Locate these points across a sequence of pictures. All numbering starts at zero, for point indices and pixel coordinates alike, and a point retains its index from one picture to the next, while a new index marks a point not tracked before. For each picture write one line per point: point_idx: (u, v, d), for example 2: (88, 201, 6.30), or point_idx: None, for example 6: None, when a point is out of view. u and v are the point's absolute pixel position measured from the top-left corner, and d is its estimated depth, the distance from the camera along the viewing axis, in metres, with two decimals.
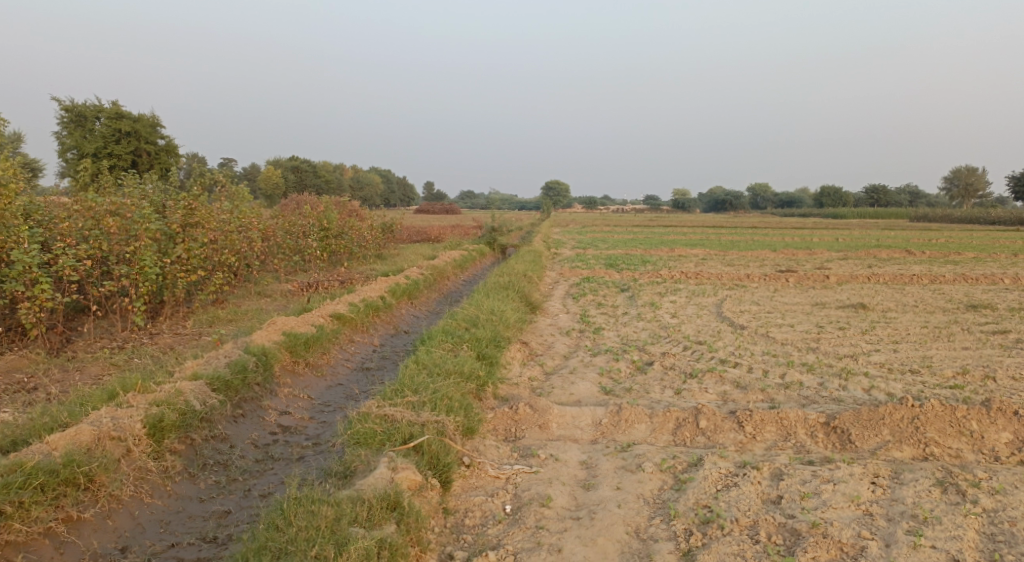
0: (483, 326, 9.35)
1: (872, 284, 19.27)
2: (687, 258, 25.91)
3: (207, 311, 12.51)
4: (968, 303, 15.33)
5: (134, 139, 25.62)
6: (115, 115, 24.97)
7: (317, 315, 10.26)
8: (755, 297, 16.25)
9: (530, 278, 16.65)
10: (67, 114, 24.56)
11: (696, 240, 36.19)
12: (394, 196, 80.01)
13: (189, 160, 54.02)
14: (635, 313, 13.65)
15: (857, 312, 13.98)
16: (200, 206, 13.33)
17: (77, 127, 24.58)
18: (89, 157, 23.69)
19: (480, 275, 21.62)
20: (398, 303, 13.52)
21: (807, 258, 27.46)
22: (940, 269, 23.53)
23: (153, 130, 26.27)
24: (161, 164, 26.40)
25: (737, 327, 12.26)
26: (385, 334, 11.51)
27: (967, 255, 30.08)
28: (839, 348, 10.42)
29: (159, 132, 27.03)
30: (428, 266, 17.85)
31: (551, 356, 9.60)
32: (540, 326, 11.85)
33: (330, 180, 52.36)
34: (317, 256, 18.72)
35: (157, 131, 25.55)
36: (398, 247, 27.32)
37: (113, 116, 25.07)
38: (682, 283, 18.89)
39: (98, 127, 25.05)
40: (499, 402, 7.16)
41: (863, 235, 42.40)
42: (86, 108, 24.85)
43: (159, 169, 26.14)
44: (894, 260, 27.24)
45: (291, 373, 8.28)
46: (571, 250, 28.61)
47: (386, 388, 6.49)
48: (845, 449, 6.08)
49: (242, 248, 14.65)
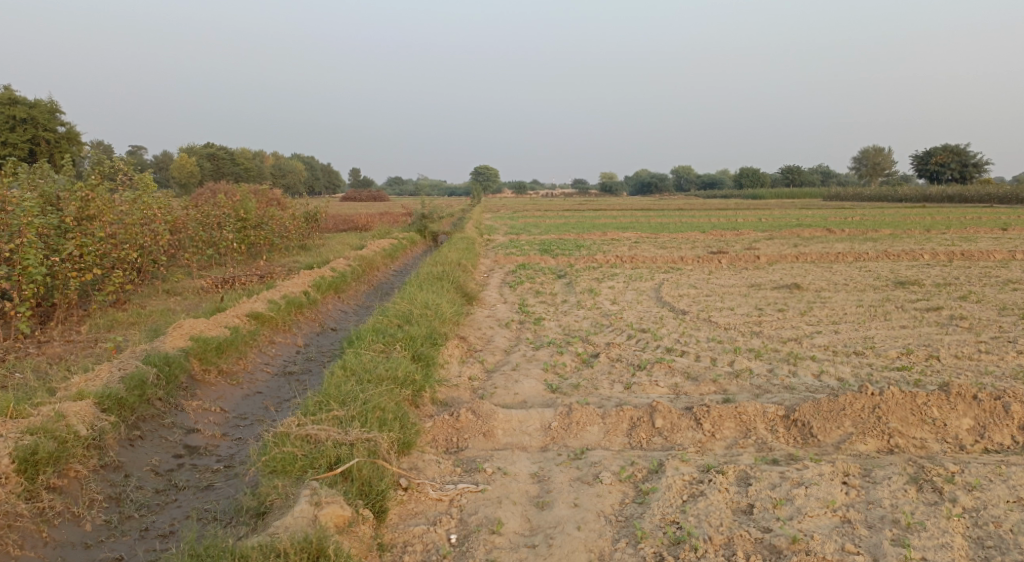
0: (417, 322, 8.67)
1: (802, 263, 19.43)
2: (619, 242, 25.75)
3: (106, 313, 11.42)
4: (896, 280, 15.51)
5: (31, 127, 23.62)
6: (8, 101, 22.99)
7: (232, 315, 9.38)
8: (691, 280, 16.06)
9: (464, 267, 15.99)
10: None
11: (626, 223, 36.28)
12: (319, 184, 77.83)
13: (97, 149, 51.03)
14: (574, 301, 13.20)
15: (793, 292, 13.91)
16: (95, 198, 12.12)
17: None
18: None
19: (411, 264, 20.84)
20: (324, 298, 12.68)
21: (736, 238, 27.68)
22: (862, 247, 24.11)
23: (52, 116, 24.29)
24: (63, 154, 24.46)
25: (678, 312, 11.95)
26: (309, 333, 10.70)
27: (883, 232, 30.99)
28: (783, 332, 10.19)
29: (60, 119, 25.01)
30: (355, 256, 16.96)
31: (491, 352, 9.01)
32: (477, 318, 11.23)
33: (250, 168, 50.19)
34: (234, 249, 17.57)
35: (56, 117, 23.62)
36: (324, 236, 26.19)
37: (5, 102, 23.03)
38: (617, 267, 18.60)
39: None
40: (437, 408, 6.53)
41: (784, 214, 43.47)
42: None
43: (61, 159, 24.16)
44: (817, 238, 27.83)
45: (201, 384, 7.48)
46: (503, 235, 28.07)
47: (309, 399, 5.76)
48: (808, 444, 5.73)
49: (147, 243, 13.51)
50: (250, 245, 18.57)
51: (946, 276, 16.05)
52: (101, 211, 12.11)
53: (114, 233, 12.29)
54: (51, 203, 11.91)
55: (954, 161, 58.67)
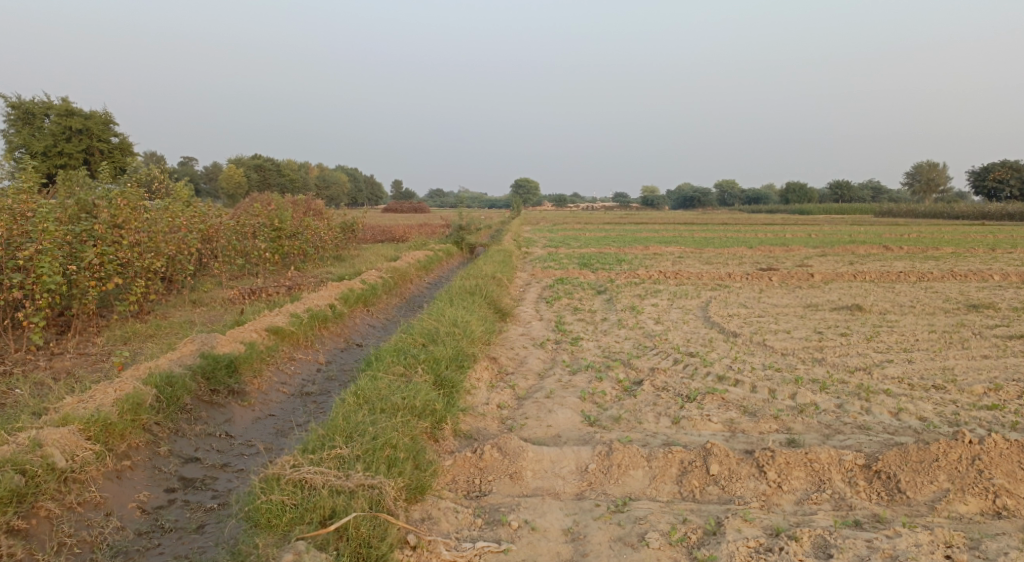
0: (443, 341, 7.96)
1: (859, 282, 18.21)
2: (663, 257, 24.76)
3: (127, 324, 11.02)
4: (967, 303, 14.28)
5: (87, 137, 23.72)
6: (66, 112, 23.20)
7: (249, 331, 8.76)
8: (741, 299, 15.07)
9: (500, 281, 15.30)
10: (15, 112, 22.94)
11: (669, 237, 35.27)
12: (363, 196, 78.48)
13: (150, 160, 52.34)
14: (615, 319, 12.36)
15: (854, 315, 12.84)
16: (120, 205, 11.77)
17: (25, 125, 22.91)
18: (32, 155, 21.85)
19: (446, 277, 20.22)
20: (351, 312, 12.06)
21: (786, 255, 26.46)
22: (922, 266, 22.71)
23: (107, 128, 24.41)
24: (117, 164, 24.47)
25: (728, 334, 11.02)
26: (332, 350, 10.05)
27: (944, 250, 29.34)
28: (848, 360, 9.20)
29: (115, 131, 25.19)
30: (387, 268, 16.38)
31: (523, 376, 8.25)
32: (511, 337, 10.49)
33: (295, 179, 50.52)
34: (266, 259, 17.16)
35: (111, 127, 23.70)
36: (360, 247, 25.80)
37: (62, 112, 23.23)
38: (661, 283, 17.69)
39: (48, 125, 23.30)
40: (460, 443, 5.79)
41: (835, 231, 41.84)
42: (35, 105, 23.11)
43: (115, 170, 24.20)
44: (873, 256, 26.44)
45: (208, 406, 6.85)
46: (542, 249, 27.35)
47: (313, 433, 5.07)
48: (895, 502, 4.85)
49: (176, 253, 13.12)
50: (284, 254, 18.17)
51: (1021, 299, 14.74)
52: (127, 221, 11.77)
53: (142, 242, 11.94)
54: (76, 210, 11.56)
55: (1014, 179, 56.06)
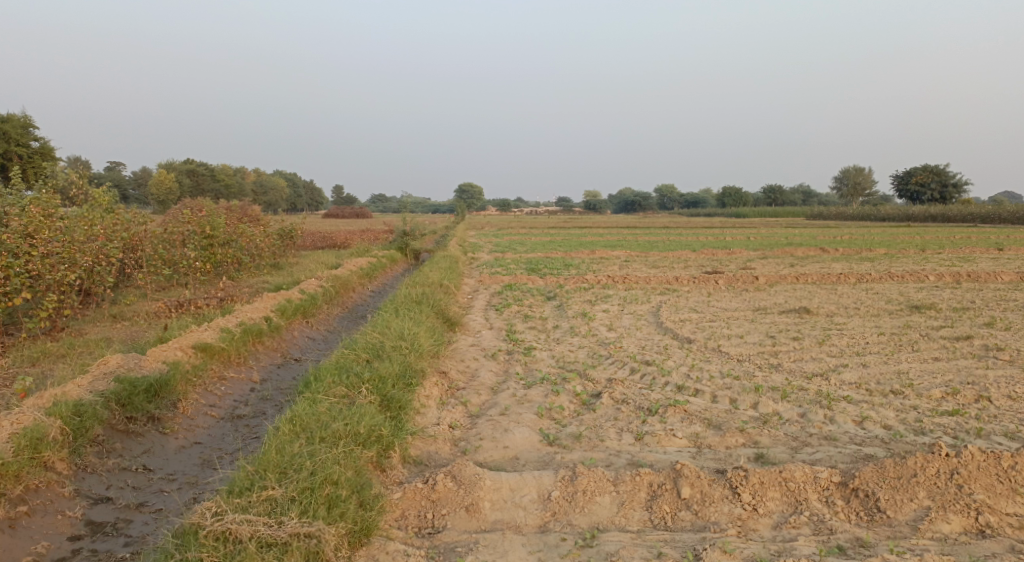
0: (389, 356, 7.43)
1: (803, 285, 18.36)
2: (609, 261, 24.62)
3: (39, 342, 10.10)
4: (909, 303, 14.45)
5: (4, 141, 22.22)
6: None
7: (174, 349, 8.07)
8: (691, 303, 14.93)
9: (446, 288, 14.78)
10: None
11: (614, 241, 35.35)
12: (302, 201, 76.58)
13: (73, 164, 49.85)
14: (567, 327, 12.00)
15: (804, 318, 12.79)
16: (31, 214, 10.83)
17: None
18: None
19: (390, 285, 19.56)
20: (288, 325, 11.37)
21: (729, 258, 26.70)
22: (860, 267, 23.17)
23: (26, 131, 22.94)
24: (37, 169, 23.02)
25: (683, 341, 10.77)
26: (267, 366, 9.40)
27: (877, 251, 30.10)
28: (805, 365, 9.04)
29: (34, 134, 23.70)
30: (328, 276, 15.66)
31: (474, 391, 7.78)
32: (460, 349, 10.00)
33: (231, 184, 48.80)
34: (197, 269, 16.22)
35: (31, 130, 22.27)
36: (299, 254, 24.86)
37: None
38: (610, 288, 17.46)
39: None
40: (409, 472, 5.29)
41: (772, 234, 42.70)
42: None
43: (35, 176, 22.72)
44: (812, 258, 26.91)
45: (124, 436, 6.28)
46: (488, 253, 26.90)
47: (240, 472, 4.54)
48: (876, 523, 4.59)
49: (96, 264, 12.20)
50: (217, 262, 17.22)
51: (959, 300, 15.01)
52: (39, 230, 10.84)
53: (57, 254, 11.03)
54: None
55: (935, 182, 58.45)
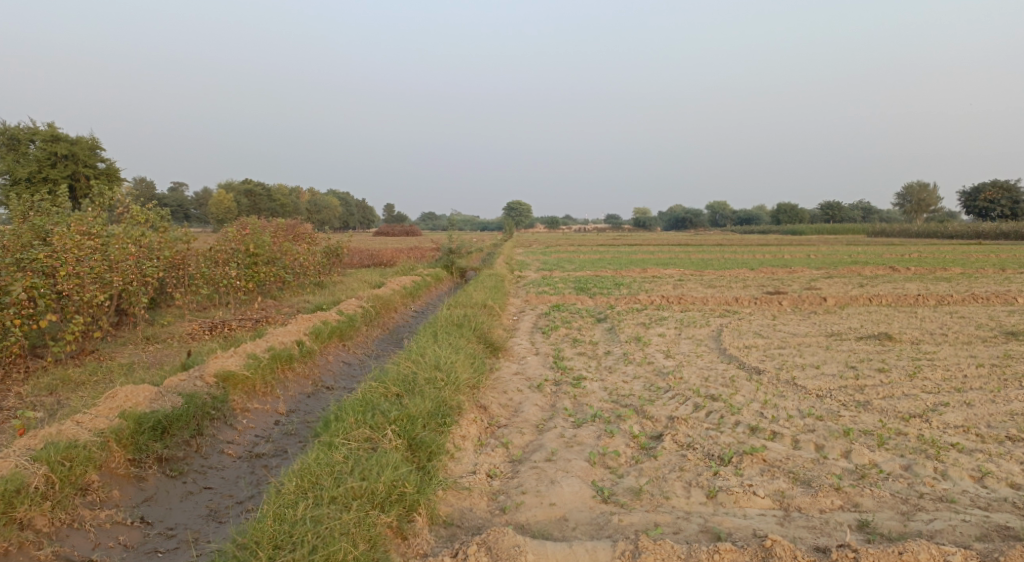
0: (420, 391, 6.59)
1: (877, 307, 16.93)
2: (664, 280, 23.52)
3: (64, 367, 9.60)
4: (1003, 330, 12.97)
5: (72, 163, 22.44)
6: (51, 137, 21.95)
7: (192, 379, 7.39)
8: (755, 326, 13.76)
9: (491, 309, 13.97)
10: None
11: (668, 258, 34.15)
12: (354, 219, 77.18)
13: (137, 185, 51.21)
14: (620, 353, 11.00)
15: (885, 345, 11.53)
16: (69, 234, 10.44)
17: (9, 151, 21.55)
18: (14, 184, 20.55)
19: (434, 305, 18.87)
20: (322, 349, 10.67)
21: (790, 277, 25.20)
22: (936, 287, 21.55)
23: (93, 153, 23.17)
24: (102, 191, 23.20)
25: (750, 371, 9.67)
26: (296, 396, 8.66)
27: (951, 271, 28.09)
28: (898, 404, 7.86)
29: (100, 155, 23.94)
30: (369, 296, 15.03)
31: (517, 430, 6.87)
32: (503, 378, 9.12)
33: (286, 203, 49.32)
34: (238, 288, 15.79)
35: (97, 152, 22.45)
36: (345, 273, 24.45)
37: (47, 138, 21.97)
38: (666, 309, 16.40)
39: (33, 151, 21.99)
40: (436, 539, 4.49)
41: (832, 251, 40.76)
42: (20, 129, 21.81)
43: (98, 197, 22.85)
44: (881, 277, 25.28)
45: (124, 481, 5.63)
46: (537, 272, 26.06)
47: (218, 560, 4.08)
48: None
49: (133, 285, 11.80)
50: (260, 281, 16.74)
51: None
52: (75, 250, 10.43)
53: (91, 273, 10.61)
54: (21, 240, 10.27)
55: (1004, 197, 55.27)
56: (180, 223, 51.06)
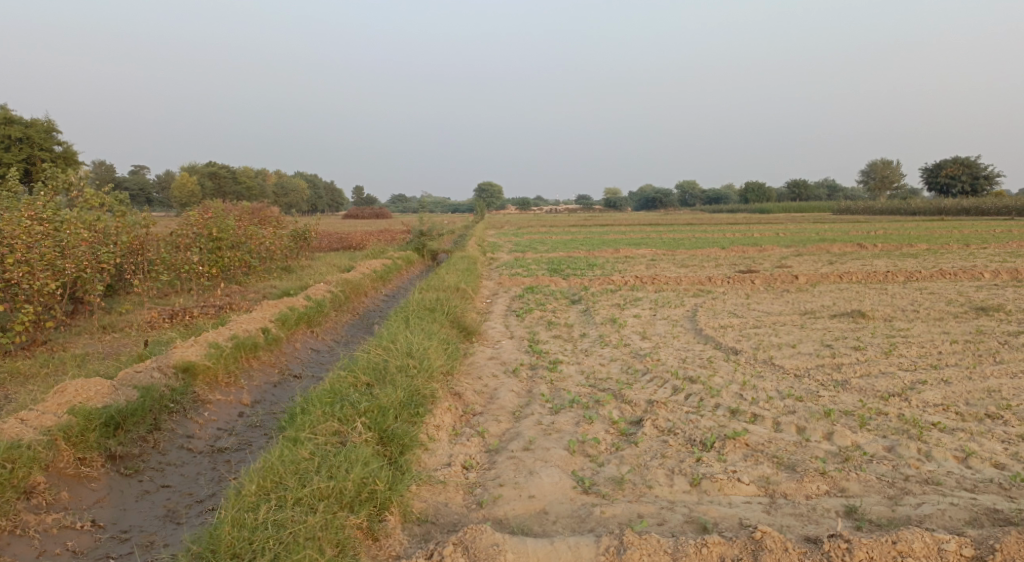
0: (391, 380, 6.33)
1: (848, 284, 16.99)
2: (636, 260, 23.43)
3: (15, 359, 9.13)
4: (973, 305, 13.05)
5: (27, 147, 21.63)
6: (4, 120, 21.10)
7: (150, 371, 7.05)
8: (730, 306, 13.69)
9: (463, 293, 13.70)
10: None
11: (640, 238, 34.10)
12: (323, 201, 76.10)
13: (97, 168, 49.75)
14: (596, 335, 10.82)
15: (860, 323, 11.51)
16: (17, 221, 9.94)
17: None
18: None
19: (405, 289, 18.54)
20: (289, 336, 10.32)
21: (761, 256, 25.29)
22: (905, 263, 21.76)
23: (49, 136, 22.36)
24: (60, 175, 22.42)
25: (727, 351, 9.55)
26: (262, 385, 8.34)
27: (917, 247, 28.42)
28: (876, 383, 7.79)
29: (57, 138, 23.11)
30: (337, 280, 14.65)
31: (493, 418, 6.65)
32: (477, 364, 8.87)
33: (252, 186, 48.31)
34: (201, 274, 15.30)
35: (53, 135, 21.65)
36: (314, 257, 23.95)
37: (0, 121, 21.10)
38: (640, 289, 16.28)
39: None
40: (409, 539, 4.32)
41: (800, 229, 41.10)
42: None
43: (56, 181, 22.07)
44: (850, 254, 25.49)
45: (74, 482, 5.36)
46: (509, 253, 25.81)
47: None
48: None
49: (87, 272, 11.31)
50: (224, 266, 16.23)
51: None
52: (24, 236, 9.93)
53: (43, 260, 10.11)
54: None
55: (965, 174, 56.24)
56: (143, 207, 49.78)
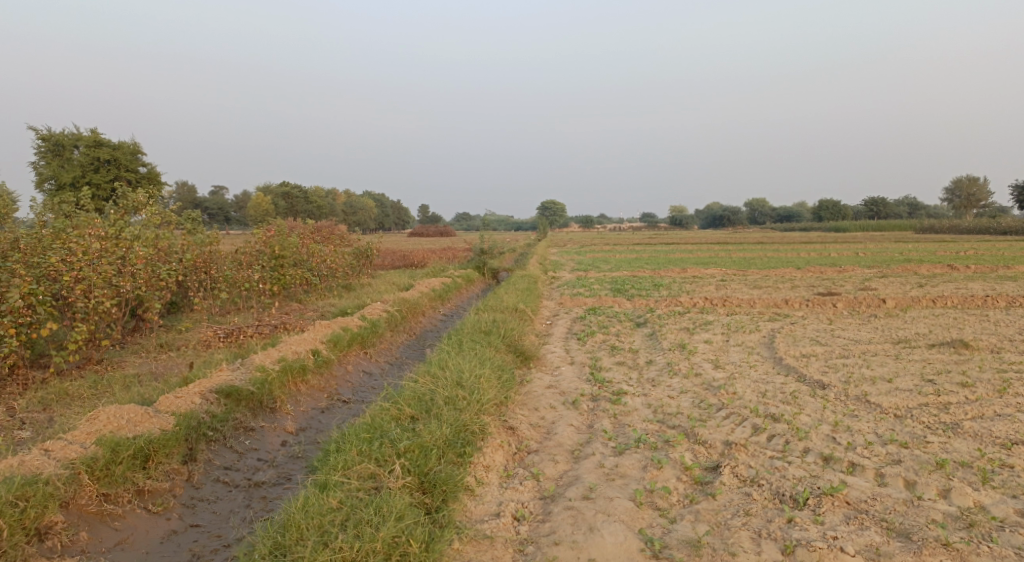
0: (439, 415, 5.76)
1: (942, 310, 15.62)
2: (706, 280, 22.37)
3: (67, 379, 8.96)
4: None
5: (114, 168, 22.22)
6: (95, 143, 21.70)
7: (190, 396, 6.63)
8: (811, 332, 12.64)
9: (523, 314, 13.09)
10: (43, 143, 21.46)
11: (708, 258, 32.91)
12: (390, 220, 77.14)
13: (178, 187, 51.61)
14: (664, 363, 10.01)
15: (963, 354, 10.35)
16: (77, 239, 9.85)
17: (54, 157, 21.33)
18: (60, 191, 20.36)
19: (464, 308, 18.07)
20: (341, 358, 9.88)
21: (841, 277, 23.78)
22: (1003, 287, 20.04)
23: (134, 157, 22.92)
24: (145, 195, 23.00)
25: (813, 385, 8.61)
26: (308, 411, 7.82)
27: (1014, 269, 26.32)
28: (993, 427, 6.77)
29: (141, 158, 23.70)
30: (396, 299, 14.28)
31: (549, 458, 5.97)
32: (535, 393, 8.21)
33: (322, 205, 49.18)
34: (261, 291, 15.17)
35: (139, 157, 22.19)
36: (375, 274, 23.81)
37: (90, 143, 21.77)
38: (711, 312, 15.34)
39: (76, 157, 21.74)
40: None
41: (880, 249, 39.00)
42: (64, 135, 21.52)
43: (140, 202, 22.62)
44: (940, 276, 23.76)
45: (96, 520, 4.98)
46: (572, 272, 25.14)
47: None
48: None
49: (147, 290, 11.17)
50: (286, 284, 16.25)
51: None
52: (83, 254, 9.83)
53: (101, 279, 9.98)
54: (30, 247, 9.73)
55: None
56: (218, 225, 51.28)
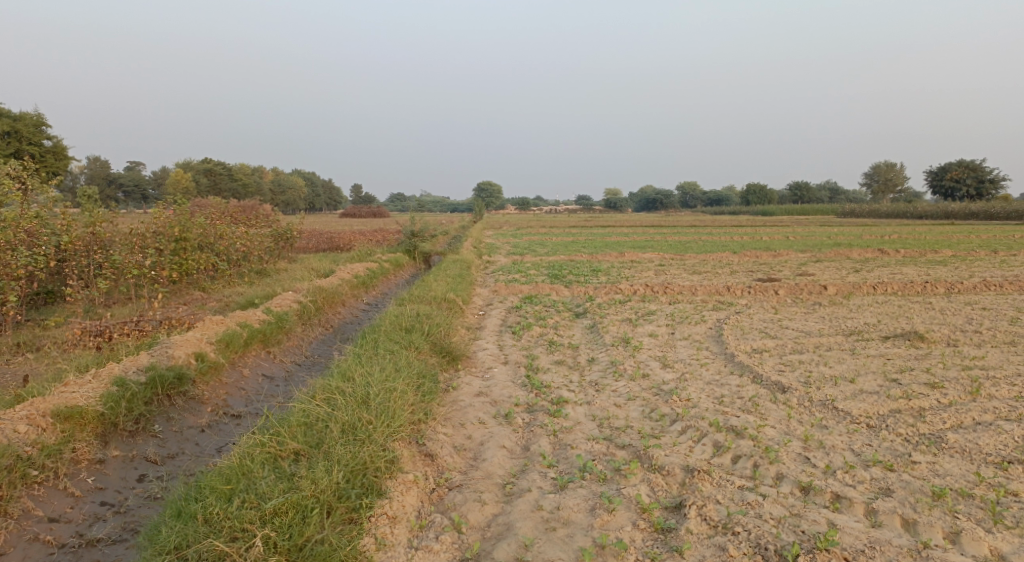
0: (327, 453, 4.64)
1: (885, 297, 15.13)
2: (644, 265, 21.60)
3: None
4: None
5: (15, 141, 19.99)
6: None
7: (12, 424, 5.21)
8: (758, 323, 11.84)
9: (452, 305, 11.87)
10: None
11: (644, 241, 32.31)
12: (321, 200, 74.32)
13: (92, 163, 48.15)
14: (608, 361, 8.96)
15: (921, 349, 9.67)
16: None
17: None
18: None
19: (390, 295, 16.70)
20: (235, 360, 8.43)
21: (779, 262, 23.40)
22: (936, 272, 19.91)
23: (40, 130, 20.69)
24: (52, 170, 20.78)
25: (772, 388, 7.72)
26: (184, 431, 6.40)
27: (942, 253, 26.51)
28: (980, 441, 5.95)
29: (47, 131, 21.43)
30: (312, 287, 12.80)
31: (475, 497, 4.79)
32: (461, 404, 6.99)
33: (248, 183, 46.54)
34: (157, 279, 13.45)
35: (43, 128, 19.99)
36: (295, 258, 22.05)
37: None
38: (653, 300, 14.46)
39: None
40: None
41: (809, 232, 39.26)
42: None
43: (48, 176, 20.39)
44: (874, 261, 23.61)
45: None
46: (507, 257, 23.97)
47: None
48: None
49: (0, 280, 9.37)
50: (189, 271, 14.56)
51: None
52: None
53: None
54: None
55: (971, 178, 54.32)
56: (135, 205, 47.97)
